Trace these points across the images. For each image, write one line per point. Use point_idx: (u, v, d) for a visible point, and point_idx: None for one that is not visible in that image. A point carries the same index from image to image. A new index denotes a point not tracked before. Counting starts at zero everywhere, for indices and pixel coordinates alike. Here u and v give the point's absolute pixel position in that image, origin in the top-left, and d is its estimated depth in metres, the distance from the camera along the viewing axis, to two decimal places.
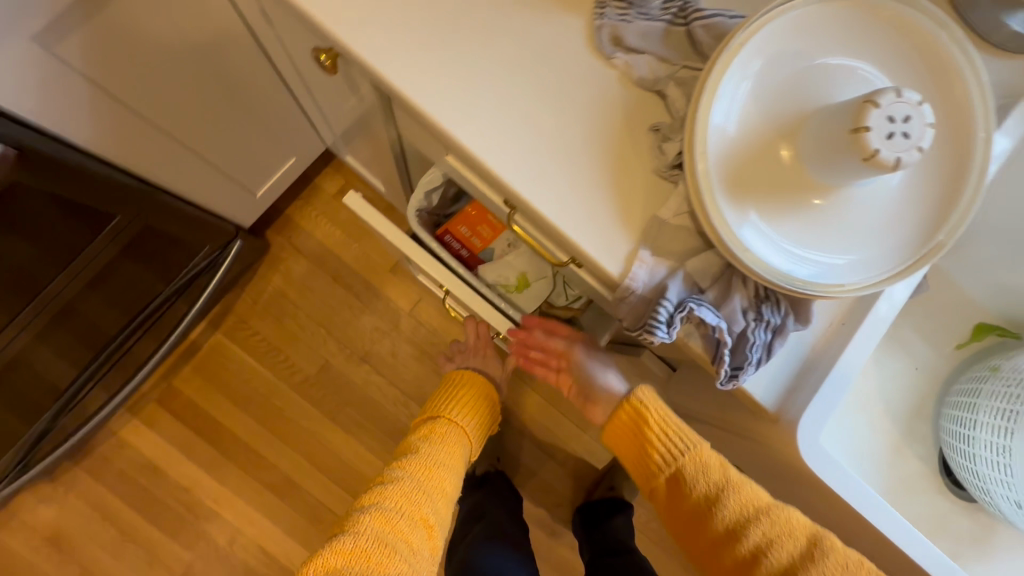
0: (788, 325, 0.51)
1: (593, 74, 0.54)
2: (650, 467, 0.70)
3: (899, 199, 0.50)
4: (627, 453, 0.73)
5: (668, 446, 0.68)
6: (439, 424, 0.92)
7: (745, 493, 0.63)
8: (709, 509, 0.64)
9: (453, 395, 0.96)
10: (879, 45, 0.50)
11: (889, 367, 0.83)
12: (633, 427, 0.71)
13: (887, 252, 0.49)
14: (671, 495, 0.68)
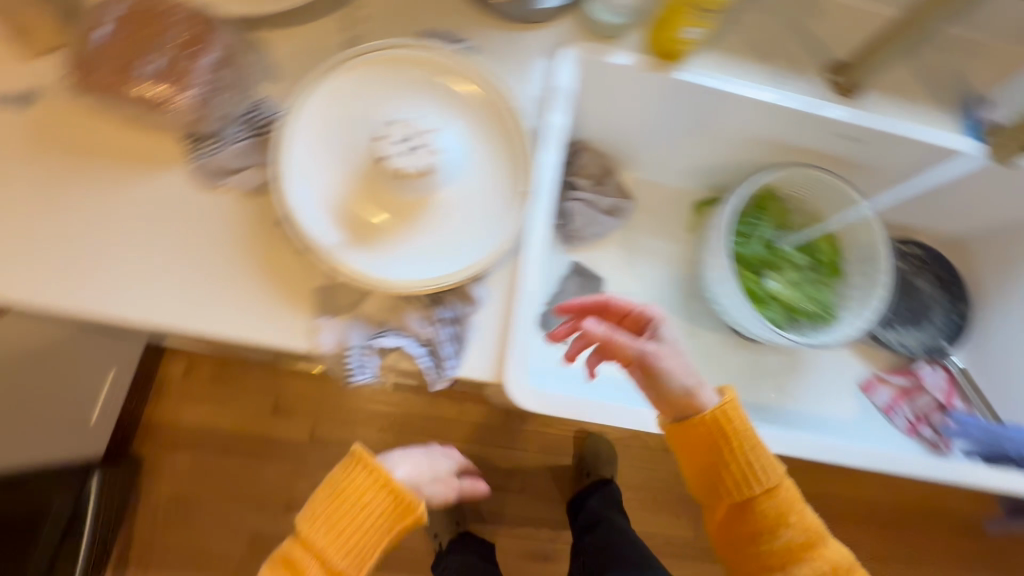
0: (465, 311, 0.60)
1: (213, 209, 0.61)
2: (727, 502, 0.68)
3: (483, 179, 0.61)
4: (687, 456, 0.68)
5: (763, 484, 0.66)
6: (315, 554, 0.59)
7: (830, 555, 0.66)
8: (765, 540, 0.67)
9: (340, 511, 0.60)
10: (399, 80, 0.61)
11: (640, 273, 0.93)
12: (731, 453, 0.66)
13: (497, 220, 0.61)
14: (744, 532, 0.68)
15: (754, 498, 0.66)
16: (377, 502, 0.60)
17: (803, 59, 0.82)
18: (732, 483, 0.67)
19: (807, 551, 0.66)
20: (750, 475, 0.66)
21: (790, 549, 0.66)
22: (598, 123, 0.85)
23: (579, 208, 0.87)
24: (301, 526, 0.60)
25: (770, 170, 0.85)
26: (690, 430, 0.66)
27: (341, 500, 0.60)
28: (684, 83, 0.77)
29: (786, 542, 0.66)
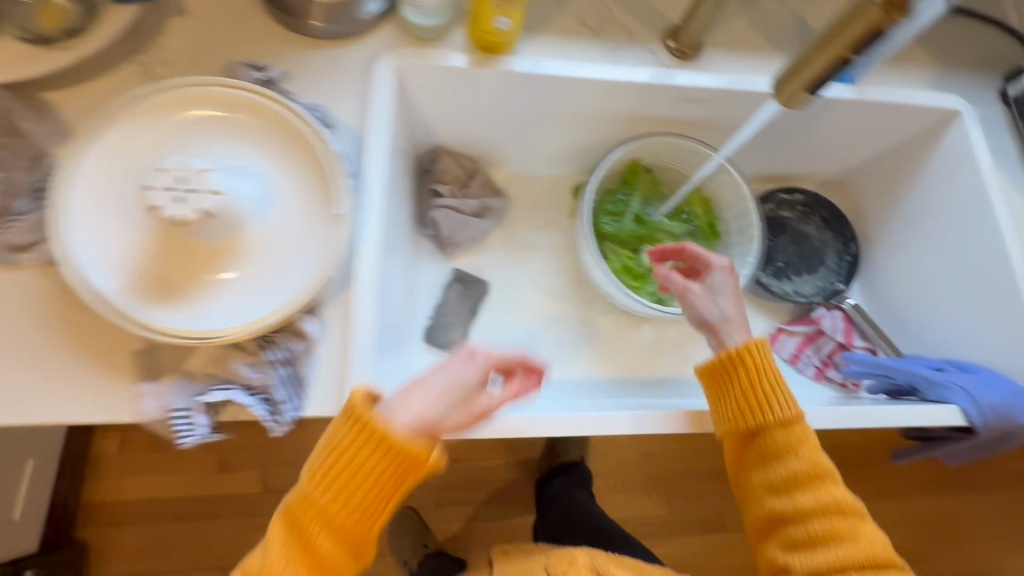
0: (299, 350, 0.58)
1: (17, 290, 0.57)
2: (740, 434, 0.64)
3: (293, 208, 0.59)
4: (710, 396, 0.66)
5: (778, 418, 0.63)
6: (314, 520, 0.53)
7: (842, 497, 0.61)
8: (773, 474, 0.63)
9: (337, 471, 0.53)
10: (184, 121, 0.58)
11: (528, 272, 0.91)
12: (751, 379, 0.64)
13: (314, 248, 0.58)
14: (756, 465, 0.64)
15: (768, 433, 0.63)
16: (372, 462, 0.53)
17: (639, 30, 0.81)
18: (748, 413, 0.64)
19: (816, 489, 0.61)
20: (761, 407, 0.63)
21: (799, 484, 0.62)
22: (449, 127, 0.83)
23: (446, 215, 0.84)
24: (298, 495, 0.54)
25: (627, 144, 0.83)
26: (718, 365, 0.65)
27: (341, 461, 0.53)
28: (514, 74, 0.74)
29: (801, 473, 0.61)
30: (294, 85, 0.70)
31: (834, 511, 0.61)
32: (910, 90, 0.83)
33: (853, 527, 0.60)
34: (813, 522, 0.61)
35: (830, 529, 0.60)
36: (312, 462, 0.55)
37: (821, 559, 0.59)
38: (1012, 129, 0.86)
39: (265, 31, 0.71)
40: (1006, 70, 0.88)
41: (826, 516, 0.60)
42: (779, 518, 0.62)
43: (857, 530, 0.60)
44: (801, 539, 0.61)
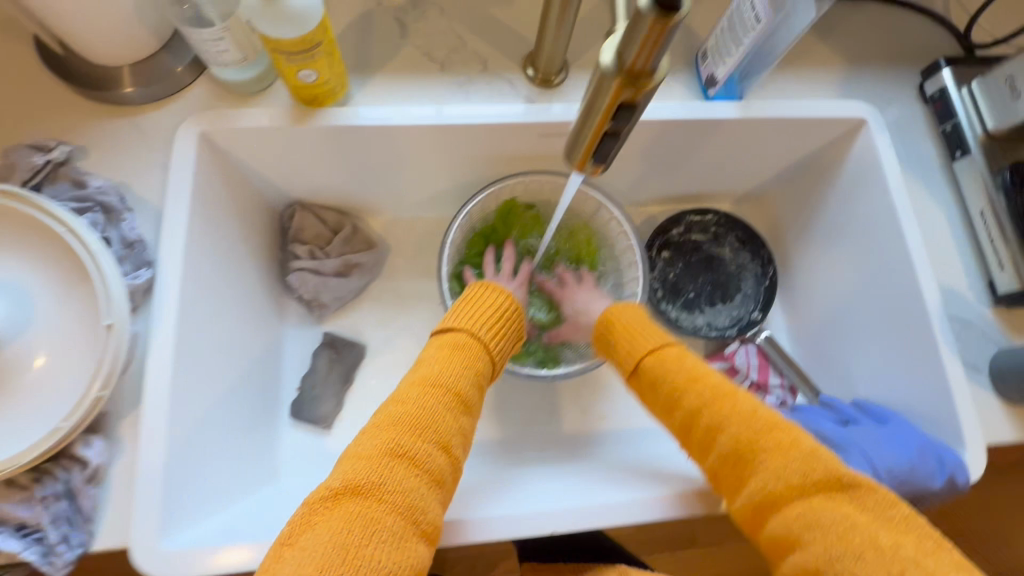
0: (80, 479, 0.52)
1: None
2: (628, 368, 0.63)
3: (62, 320, 0.53)
4: (607, 357, 0.68)
5: (648, 343, 0.63)
6: (478, 347, 0.58)
7: (725, 390, 0.58)
8: (666, 403, 0.60)
9: (475, 327, 0.58)
10: None
11: (413, 328, 0.82)
12: (620, 330, 0.65)
13: (86, 362, 0.52)
14: (654, 397, 0.62)
15: (639, 363, 0.63)
16: (512, 321, 0.61)
17: (495, 59, 0.72)
18: (625, 350, 0.64)
19: (699, 394, 0.58)
20: (630, 340, 0.64)
21: (684, 400, 0.59)
22: (297, 184, 0.75)
23: (304, 279, 0.77)
24: (430, 356, 0.56)
25: (492, 185, 0.74)
26: (602, 335, 0.68)
27: (465, 327, 0.58)
28: (339, 129, 0.66)
29: (683, 383, 0.59)
30: (93, 161, 0.63)
31: (722, 407, 0.57)
32: (810, 100, 0.73)
33: (744, 415, 0.56)
34: (710, 424, 0.57)
35: (727, 427, 0.56)
36: (444, 331, 0.58)
37: (733, 457, 0.55)
38: (932, 133, 0.75)
39: (60, 101, 0.64)
40: (926, 64, 0.77)
41: (719, 419, 0.57)
42: (692, 434, 0.59)
43: (748, 416, 0.56)
44: (714, 447, 0.57)
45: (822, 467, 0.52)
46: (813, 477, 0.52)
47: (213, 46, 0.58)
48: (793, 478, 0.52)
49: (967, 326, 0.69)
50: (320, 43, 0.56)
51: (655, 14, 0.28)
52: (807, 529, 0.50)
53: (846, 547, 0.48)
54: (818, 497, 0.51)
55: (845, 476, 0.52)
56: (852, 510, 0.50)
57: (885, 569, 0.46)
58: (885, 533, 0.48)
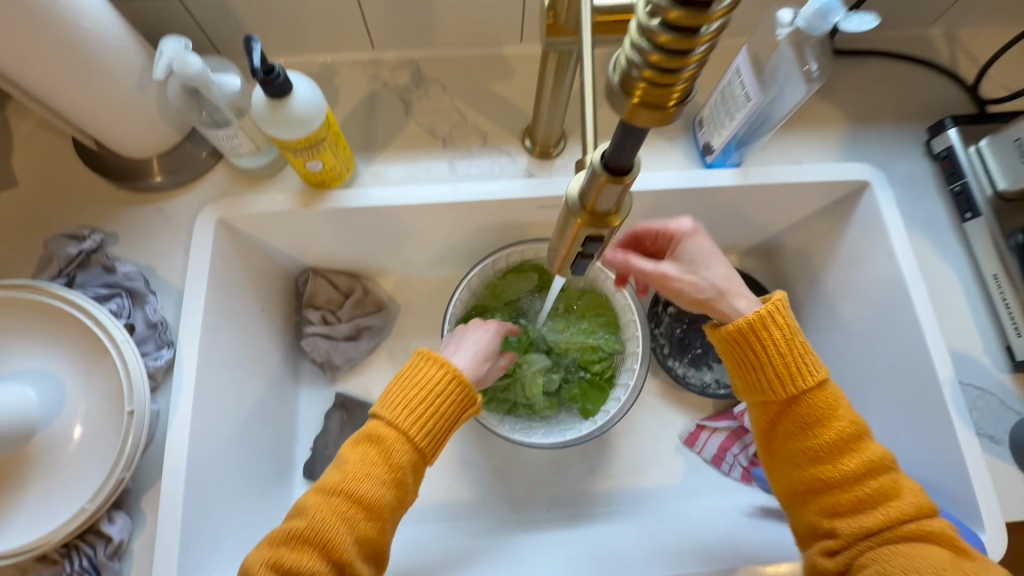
0: (104, 554, 0.56)
1: None
2: (777, 399, 0.56)
3: (89, 404, 0.58)
4: (746, 378, 0.57)
5: (807, 378, 0.55)
6: (400, 440, 0.56)
7: (876, 449, 0.54)
8: (812, 442, 0.54)
9: (396, 415, 0.56)
10: None
11: None
12: (788, 358, 0.55)
13: (108, 444, 0.57)
14: (789, 435, 0.56)
15: (796, 395, 0.55)
16: (446, 392, 0.58)
17: (495, 132, 0.75)
18: (781, 380, 0.55)
19: (847, 444, 0.54)
20: (799, 366, 0.55)
21: (836, 444, 0.53)
22: (309, 253, 0.78)
23: (316, 343, 0.80)
24: (343, 455, 0.56)
25: (499, 252, 0.79)
26: (745, 348, 0.56)
27: (380, 428, 0.56)
28: (346, 208, 0.69)
29: (831, 429, 0.54)
30: (123, 247, 0.68)
31: (874, 466, 0.53)
32: (811, 164, 0.73)
33: (884, 473, 0.52)
34: (856, 482, 0.52)
35: (869, 482, 0.52)
36: (369, 420, 0.57)
37: (863, 517, 0.52)
38: (941, 192, 0.74)
39: (94, 190, 0.70)
40: (932, 121, 0.76)
41: (863, 473, 0.53)
42: (818, 480, 0.54)
43: (892, 479, 0.52)
44: (851, 499, 0.52)
45: (944, 534, 0.50)
46: (933, 533, 0.50)
47: (229, 142, 0.63)
48: (904, 530, 0.50)
49: (983, 395, 0.66)
50: (324, 138, 0.60)
51: (606, 170, 0.31)
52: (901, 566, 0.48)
53: None
54: (921, 545, 0.49)
55: (958, 539, 0.50)
56: (957, 561, 0.47)
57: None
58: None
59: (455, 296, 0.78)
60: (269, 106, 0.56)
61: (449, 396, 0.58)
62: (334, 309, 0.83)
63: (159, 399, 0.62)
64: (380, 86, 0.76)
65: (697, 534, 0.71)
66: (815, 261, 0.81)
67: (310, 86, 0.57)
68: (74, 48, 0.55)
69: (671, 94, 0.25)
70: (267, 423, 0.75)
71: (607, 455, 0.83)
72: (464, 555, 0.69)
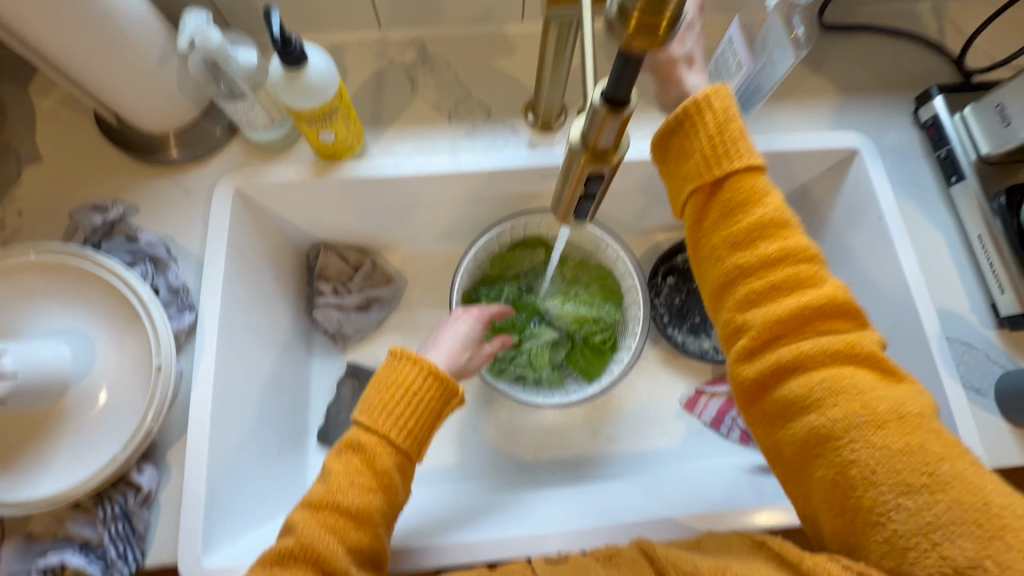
0: (135, 502, 0.59)
1: None
2: (707, 183, 0.54)
3: (118, 361, 0.61)
4: (678, 165, 0.56)
5: (742, 167, 0.53)
6: (382, 445, 0.58)
7: (803, 242, 0.53)
8: (738, 232, 0.53)
9: (375, 420, 0.58)
10: (13, 293, 0.60)
11: None
12: (720, 143, 0.54)
13: (138, 398, 0.60)
14: (718, 230, 0.55)
15: (721, 176, 0.54)
16: (423, 388, 0.60)
17: (498, 107, 0.78)
18: (709, 163, 0.54)
19: (773, 239, 0.53)
20: (727, 151, 0.53)
21: (761, 232, 0.53)
22: (320, 226, 0.82)
23: (328, 313, 0.83)
24: (327, 467, 0.57)
25: (503, 223, 0.81)
26: (679, 130, 0.55)
27: (359, 436, 0.58)
28: (356, 179, 0.72)
29: (761, 226, 0.53)
30: (144, 217, 0.71)
31: (797, 258, 0.52)
32: (803, 133, 0.76)
33: (813, 277, 0.52)
34: (783, 281, 0.52)
35: (797, 288, 0.51)
36: (350, 429, 0.59)
37: (781, 310, 0.51)
38: (928, 159, 0.77)
39: (116, 164, 0.73)
40: (919, 92, 0.79)
41: (793, 273, 0.52)
42: (748, 284, 0.53)
43: (821, 282, 0.52)
44: (773, 298, 0.52)
45: (867, 347, 0.50)
46: (859, 349, 0.50)
47: (244, 114, 0.66)
48: (831, 346, 0.50)
49: (969, 349, 0.69)
50: (336, 108, 0.63)
51: (605, 105, 0.35)
52: (829, 396, 0.49)
53: (865, 407, 0.47)
54: (848, 367, 0.50)
55: (885, 360, 0.50)
56: (882, 384, 0.49)
57: (903, 443, 0.46)
58: (912, 403, 0.47)
59: (462, 269, 0.81)
60: (287, 77, 0.59)
61: (426, 394, 0.60)
62: (344, 282, 0.85)
63: (182, 360, 0.66)
64: (387, 64, 0.79)
65: (696, 489, 0.74)
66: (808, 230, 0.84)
67: (324, 59, 0.60)
68: (99, 22, 0.58)
69: (661, 18, 0.28)
70: (282, 387, 0.78)
71: (610, 419, 0.86)
72: (474, 510, 0.72)
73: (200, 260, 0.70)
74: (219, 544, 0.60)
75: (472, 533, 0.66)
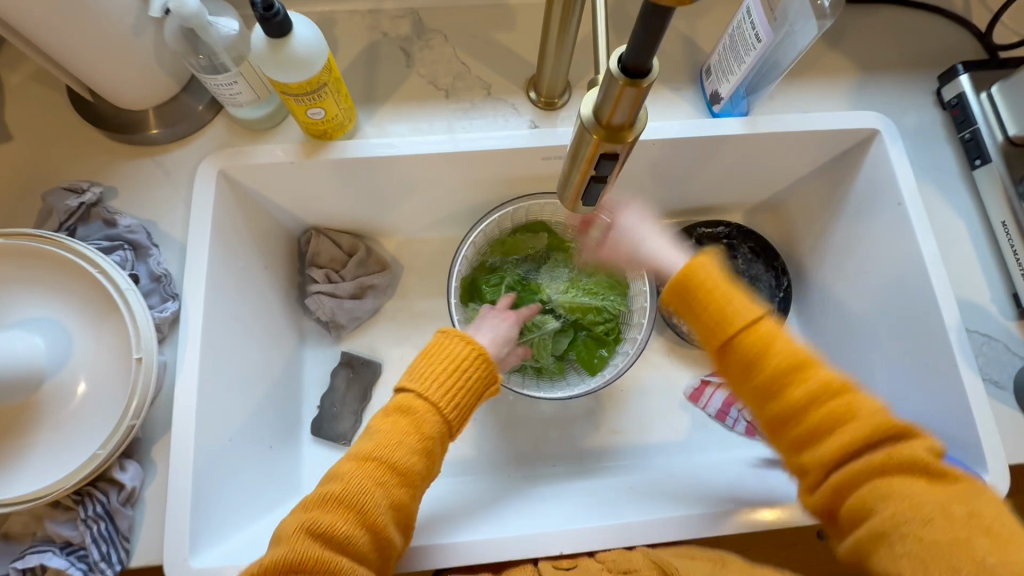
0: (118, 501, 0.56)
1: None
2: (719, 339, 0.55)
3: (97, 353, 0.58)
4: (695, 323, 0.57)
5: (742, 317, 0.54)
6: (430, 410, 0.58)
7: (827, 372, 0.52)
8: (762, 380, 0.53)
9: (426, 387, 0.58)
10: None
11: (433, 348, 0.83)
12: (720, 302, 0.55)
13: (118, 392, 0.57)
14: (736, 371, 0.54)
15: (733, 331, 0.54)
16: (472, 367, 0.60)
17: (498, 84, 0.74)
18: (717, 318, 0.55)
19: (800, 376, 0.52)
20: (728, 309, 0.54)
21: (784, 372, 0.52)
22: (311, 210, 0.78)
23: (320, 301, 0.79)
24: (372, 426, 0.58)
25: (505, 208, 0.78)
26: (680, 295, 0.57)
27: (409, 402, 0.58)
28: (348, 160, 0.68)
29: (775, 359, 0.52)
30: (123, 200, 0.67)
31: (826, 393, 0.51)
32: (821, 113, 0.72)
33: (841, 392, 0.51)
34: (812, 409, 0.51)
35: (828, 415, 0.50)
36: (396, 394, 0.59)
37: (822, 444, 0.50)
38: (950, 141, 0.73)
39: (93, 143, 0.68)
40: (942, 70, 0.75)
41: (819, 399, 0.51)
42: (783, 417, 0.52)
43: (849, 400, 0.50)
44: (808, 430, 0.51)
45: (911, 456, 0.48)
46: (900, 460, 0.48)
47: (227, 89, 0.61)
48: (874, 463, 0.49)
49: (989, 341, 0.67)
50: (326, 83, 0.59)
51: (624, 76, 0.31)
52: (881, 500, 0.48)
53: (920, 521, 0.46)
54: (897, 479, 0.48)
55: (933, 463, 0.48)
56: (935, 490, 0.47)
57: (960, 541, 0.44)
58: (961, 505, 0.46)
59: (462, 254, 0.78)
60: (270, 46, 0.55)
61: (469, 373, 0.60)
62: (337, 269, 0.82)
63: (166, 351, 0.62)
64: (380, 38, 0.75)
65: (702, 483, 0.72)
66: (821, 215, 0.81)
67: (311, 28, 0.56)
68: None
69: None
70: (273, 379, 0.75)
71: (613, 410, 0.83)
72: (473, 506, 0.70)
73: (182, 245, 0.66)
74: (206, 544, 0.57)
75: (471, 530, 0.63)
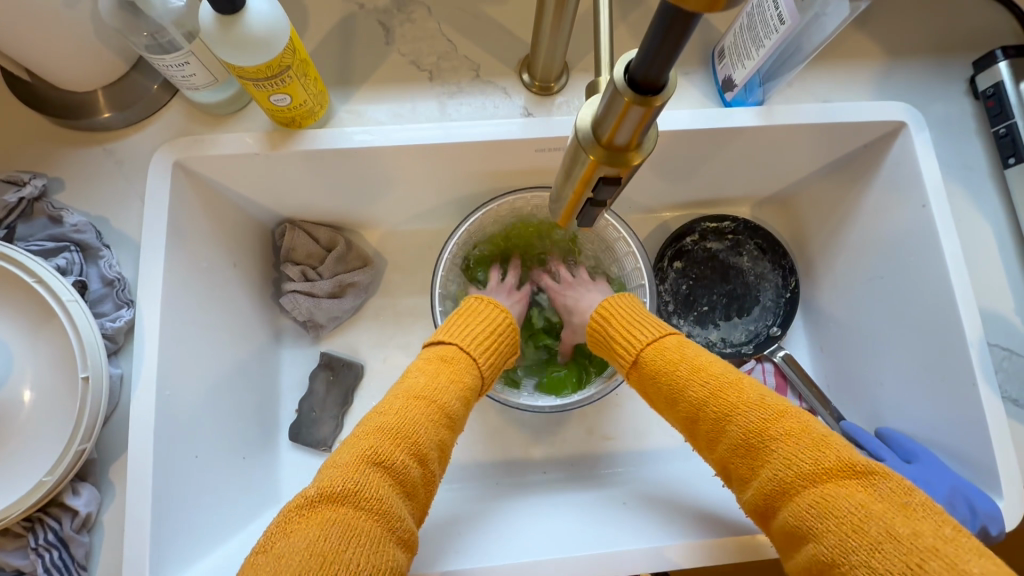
0: (72, 528, 0.52)
1: None
2: (631, 361, 0.59)
3: (41, 368, 0.53)
4: (612, 355, 0.63)
5: (648, 335, 0.59)
6: (467, 359, 0.58)
7: (732, 378, 0.54)
8: (673, 395, 0.55)
9: (469, 339, 0.59)
10: None
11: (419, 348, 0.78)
12: (628, 329, 0.61)
13: (66, 412, 0.52)
14: (657, 391, 0.57)
15: (639, 352, 0.59)
16: (506, 333, 0.63)
17: (488, 64, 0.66)
18: (625, 344, 0.61)
19: (704, 382, 0.54)
20: (635, 335, 0.60)
21: (683, 381, 0.55)
22: (284, 202, 0.71)
23: (296, 300, 0.74)
24: (417, 368, 0.57)
25: (497, 201, 0.72)
26: (596, 333, 0.65)
27: (453, 349, 0.58)
28: (320, 151, 0.61)
29: (684, 373, 0.55)
30: (70, 194, 0.61)
31: (731, 397, 0.52)
32: (842, 103, 0.65)
33: (751, 402, 0.51)
34: (714, 412, 0.52)
35: (734, 417, 0.51)
36: (438, 344, 0.59)
37: (741, 450, 0.50)
38: (982, 135, 0.67)
39: (34, 129, 0.61)
40: (978, 55, 0.68)
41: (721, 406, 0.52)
42: (696, 423, 0.54)
43: (753, 402, 0.51)
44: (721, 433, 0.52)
45: (837, 458, 0.47)
46: (825, 462, 0.47)
47: (177, 71, 0.54)
48: (798, 467, 0.47)
49: (1010, 356, 0.62)
50: (289, 66, 0.52)
51: (629, 86, 0.28)
52: (818, 517, 0.45)
53: (858, 535, 0.43)
54: (833, 487, 0.45)
55: (859, 464, 0.46)
56: (869, 498, 0.44)
57: (908, 565, 0.41)
58: (901, 521, 0.43)
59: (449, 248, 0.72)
60: (218, 25, 0.48)
61: (497, 337, 0.62)
62: (315, 265, 0.76)
63: (121, 363, 0.57)
64: (356, 9, 0.67)
65: (699, 497, 0.68)
66: (836, 213, 0.75)
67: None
68: None
69: None
70: (245, 385, 0.70)
71: (608, 416, 0.79)
72: (460, 520, 0.66)
73: (135, 246, 0.60)
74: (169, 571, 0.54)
75: (456, 554, 0.59)
